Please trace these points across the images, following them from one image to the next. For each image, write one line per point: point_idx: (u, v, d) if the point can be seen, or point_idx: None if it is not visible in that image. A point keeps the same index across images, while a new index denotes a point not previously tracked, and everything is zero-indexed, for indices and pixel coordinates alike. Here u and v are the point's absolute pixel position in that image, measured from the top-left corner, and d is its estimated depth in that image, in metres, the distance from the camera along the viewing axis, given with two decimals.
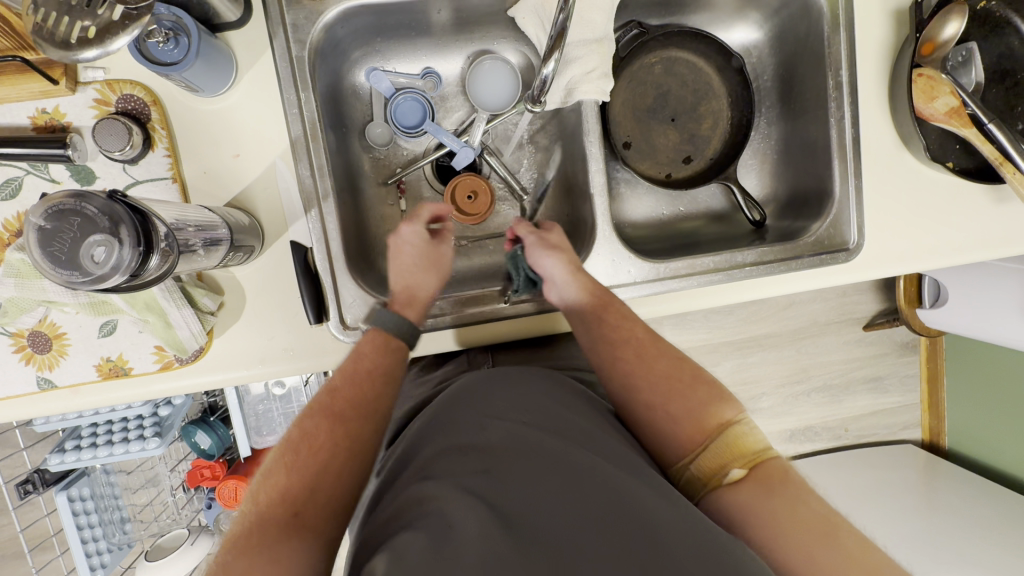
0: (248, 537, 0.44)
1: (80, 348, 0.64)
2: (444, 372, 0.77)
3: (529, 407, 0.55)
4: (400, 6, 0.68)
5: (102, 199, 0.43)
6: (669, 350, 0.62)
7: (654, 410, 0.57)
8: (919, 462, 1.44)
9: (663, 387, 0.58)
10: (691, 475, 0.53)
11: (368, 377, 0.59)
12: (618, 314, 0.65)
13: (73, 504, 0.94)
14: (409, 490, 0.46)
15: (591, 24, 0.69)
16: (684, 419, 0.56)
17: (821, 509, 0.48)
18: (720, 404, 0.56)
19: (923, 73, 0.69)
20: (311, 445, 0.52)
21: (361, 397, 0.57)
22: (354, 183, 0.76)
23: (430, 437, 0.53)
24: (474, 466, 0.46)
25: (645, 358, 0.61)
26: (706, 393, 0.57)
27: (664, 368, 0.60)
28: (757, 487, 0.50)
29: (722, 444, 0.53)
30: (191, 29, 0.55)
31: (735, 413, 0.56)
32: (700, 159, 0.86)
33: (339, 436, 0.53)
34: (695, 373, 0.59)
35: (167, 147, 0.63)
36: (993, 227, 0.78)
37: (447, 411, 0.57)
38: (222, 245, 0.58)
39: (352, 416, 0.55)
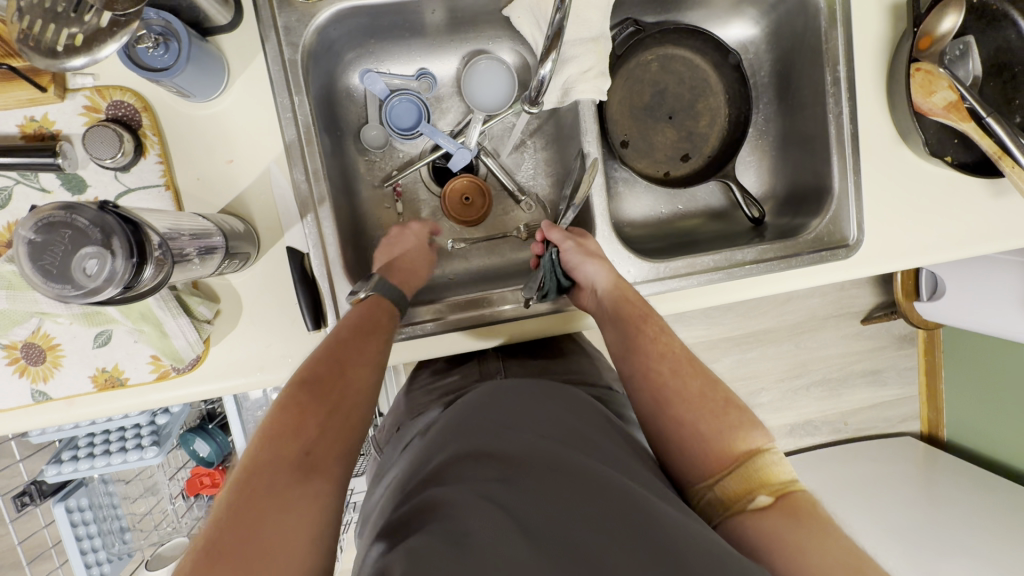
0: (262, 473, 0.46)
1: (75, 359, 0.63)
2: (450, 380, 0.75)
3: (544, 419, 0.54)
4: (394, 7, 0.67)
5: (93, 210, 0.42)
6: (702, 371, 0.61)
7: (682, 429, 0.56)
8: (919, 454, 1.45)
9: (693, 406, 0.57)
10: (714, 499, 0.52)
11: (370, 332, 0.60)
12: (656, 327, 0.65)
13: (71, 514, 0.94)
14: (422, 496, 0.46)
15: (587, 22, 0.68)
16: (711, 440, 0.54)
17: (848, 546, 0.44)
18: (750, 429, 0.54)
19: (921, 68, 0.69)
20: (319, 392, 0.53)
21: (366, 349, 0.59)
22: (350, 187, 0.75)
23: (443, 445, 0.53)
24: (489, 472, 0.46)
25: (679, 375, 0.60)
26: (737, 417, 0.56)
27: (695, 387, 0.59)
28: (783, 517, 0.47)
29: (751, 470, 0.51)
30: (181, 33, 0.54)
31: (765, 441, 0.54)
32: (698, 157, 0.86)
33: (346, 387, 0.55)
34: (728, 396, 0.58)
35: (160, 154, 0.62)
36: (992, 221, 0.78)
37: (460, 419, 0.56)
38: (216, 253, 0.57)
39: (357, 367, 0.57)
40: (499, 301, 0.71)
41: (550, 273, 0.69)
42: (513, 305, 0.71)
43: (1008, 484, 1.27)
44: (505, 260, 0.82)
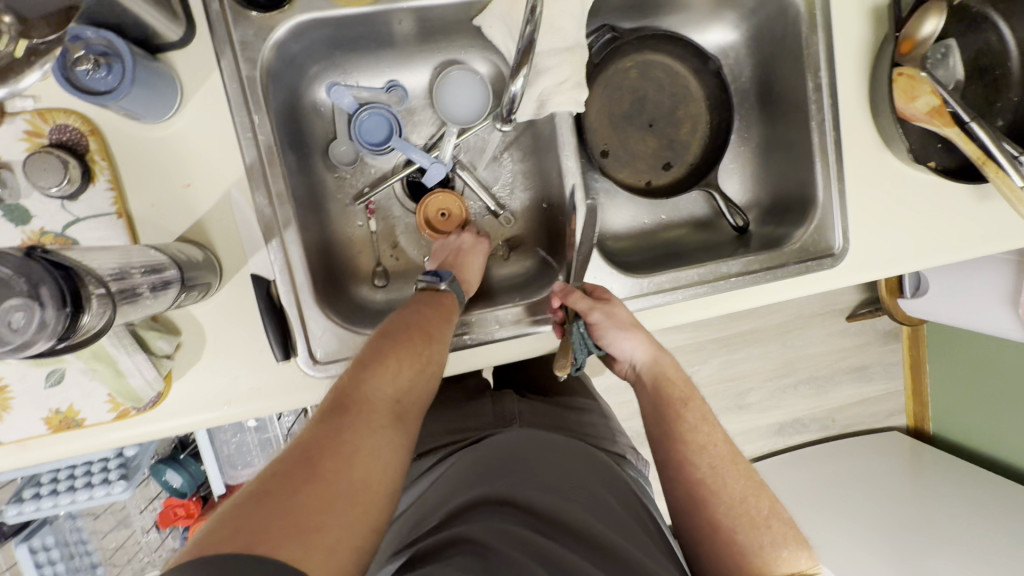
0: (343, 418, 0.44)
1: (26, 401, 0.59)
2: (450, 415, 0.72)
3: (570, 473, 0.54)
4: (358, 18, 0.63)
5: (18, 257, 0.39)
6: (747, 470, 0.56)
7: (719, 533, 0.52)
8: (906, 450, 1.45)
9: (735, 513, 0.53)
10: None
11: (442, 318, 0.59)
12: (698, 413, 0.60)
13: (35, 555, 0.89)
14: (447, 534, 0.46)
15: (561, 31, 0.66)
16: (752, 554, 0.50)
17: None
18: (795, 548, 0.51)
19: (903, 72, 0.68)
20: (404, 354, 0.52)
21: (443, 332, 0.58)
22: (318, 207, 0.72)
23: (470, 478, 0.53)
24: (526, 522, 0.47)
25: (720, 473, 0.55)
26: (780, 532, 0.52)
27: (738, 489, 0.54)
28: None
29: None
30: (125, 53, 0.50)
31: (810, 564, 0.50)
32: (680, 164, 0.84)
33: (426, 361, 0.54)
34: (772, 504, 0.54)
35: (110, 180, 0.58)
36: (976, 226, 0.77)
37: (483, 462, 0.55)
38: (172, 286, 0.53)
39: (435, 343, 0.56)
40: (482, 322, 0.68)
41: (581, 345, 0.63)
42: (494, 326, 0.68)
43: (995, 479, 1.28)
44: (486, 277, 0.79)
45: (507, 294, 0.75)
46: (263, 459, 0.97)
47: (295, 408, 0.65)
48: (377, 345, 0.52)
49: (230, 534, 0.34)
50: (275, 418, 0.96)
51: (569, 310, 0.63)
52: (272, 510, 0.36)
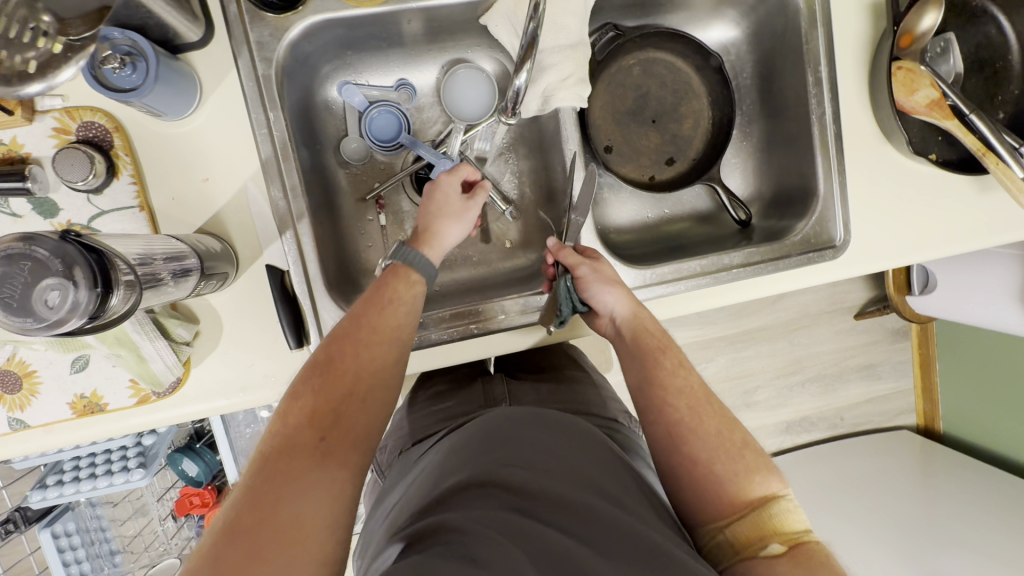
0: (274, 463, 0.43)
1: (52, 386, 0.62)
2: (445, 403, 0.74)
3: (553, 454, 0.54)
4: (369, 19, 0.66)
5: (53, 239, 0.41)
6: (720, 409, 0.57)
7: (697, 467, 0.53)
8: (915, 448, 1.45)
9: (711, 445, 0.54)
10: (725, 540, 0.51)
11: (391, 304, 0.54)
12: (675, 359, 0.61)
13: (57, 540, 0.94)
14: (432, 520, 0.46)
15: (564, 29, 0.67)
16: (728, 482, 0.52)
17: None
18: (766, 474, 0.52)
19: (902, 65, 0.69)
20: (341, 368, 0.49)
21: (389, 325, 0.53)
22: (330, 202, 0.74)
23: (454, 469, 0.53)
24: (505, 504, 0.47)
25: (698, 413, 0.56)
26: (752, 460, 0.53)
27: (713, 425, 0.55)
28: (799, 569, 0.46)
29: (764, 518, 0.50)
30: (149, 52, 0.53)
31: (781, 487, 0.52)
32: (683, 160, 0.85)
33: (369, 364, 0.50)
34: (746, 437, 0.55)
35: (133, 175, 0.61)
36: (977, 216, 0.77)
37: (466, 449, 0.55)
38: (192, 274, 0.56)
39: (381, 339, 0.52)
40: (489, 313, 0.70)
41: (567, 300, 0.66)
42: (499, 317, 0.70)
43: (1005, 475, 1.27)
44: (490, 270, 0.81)
45: (512, 286, 0.77)
46: None
47: None
48: (313, 364, 0.50)
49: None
50: None
51: (560, 264, 0.67)
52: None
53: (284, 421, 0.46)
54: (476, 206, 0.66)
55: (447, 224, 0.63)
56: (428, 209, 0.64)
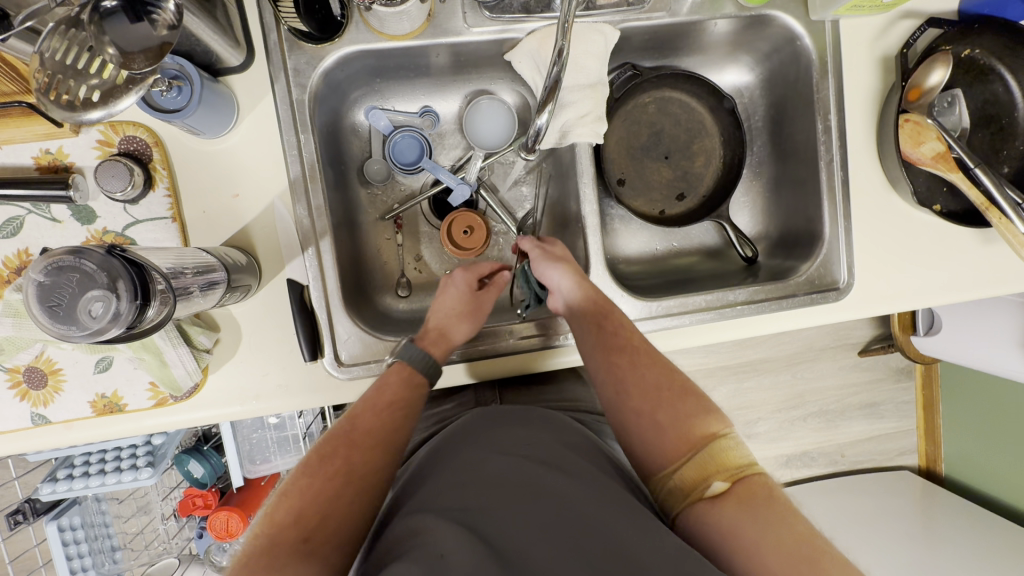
0: (261, 558, 0.47)
1: (76, 383, 0.65)
2: (444, 410, 0.78)
3: (523, 443, 0.57)
4: (399, 51, 0.69)
5: (100, 253, 0.44)
6: (660, 358, 0.64)
7: (643, 417, 0.59)
8: (916, 490, 1.44)
9: (652, 396, 0.60)
10: (674, 486, 0.55)
11: (389, 407, 0.60)
12: (616, 321, 0.65)
13: (63, 533, 0.95)
14: (406, 523, 0.48)
15: (585, 70, 0.71)
16: (672, 428, 0.57)
17: (802, 529, 0.49)
18: (706, 416, 0.58)
19: (910, 119, 0.71)
20: (332, 469, 0.54)
21: (383, 425, 0.59)
22: (352, 220, 0.77)
23: (432, 474, 0.55)
24: (465, 502, 0.49)
25: (639, 365, 0.63)
26: (693, 405, 0.59)
27: (654, 375, 0.62)
28: (739, 504, 0.51)
29: (707, 458, 0.54)
30: (194, 76, 0.56)
31: (721, 426, 0.57)
32: (694, 196, 0.88)
33: (360, 466, 0.55)
34: (685, 385, 0.61)
35: (168, 187, 0.64)
36: (980, 268, 0.79)
37: (445, 450, 0.59)
38: (219, 286, 0.59)
39: (372, 441, 0.57)
40: (498, 335, 0.71)
41: (527, 286, 0.73)
42: (509, 339, 0.71)
43: (1006, 524, 1.26)
44: None
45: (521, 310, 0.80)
46: (281, 456, 1.01)
47: (320, 406, 0.70)
48: (308, 463, 0.55)
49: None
50: (294, 417, 1.00)
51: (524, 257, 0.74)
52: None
53: (274, 519, 0.50)
54: (485, 302, 0.71)
55: (460, 325, 0.68)
56: (439, 309, 0.69)
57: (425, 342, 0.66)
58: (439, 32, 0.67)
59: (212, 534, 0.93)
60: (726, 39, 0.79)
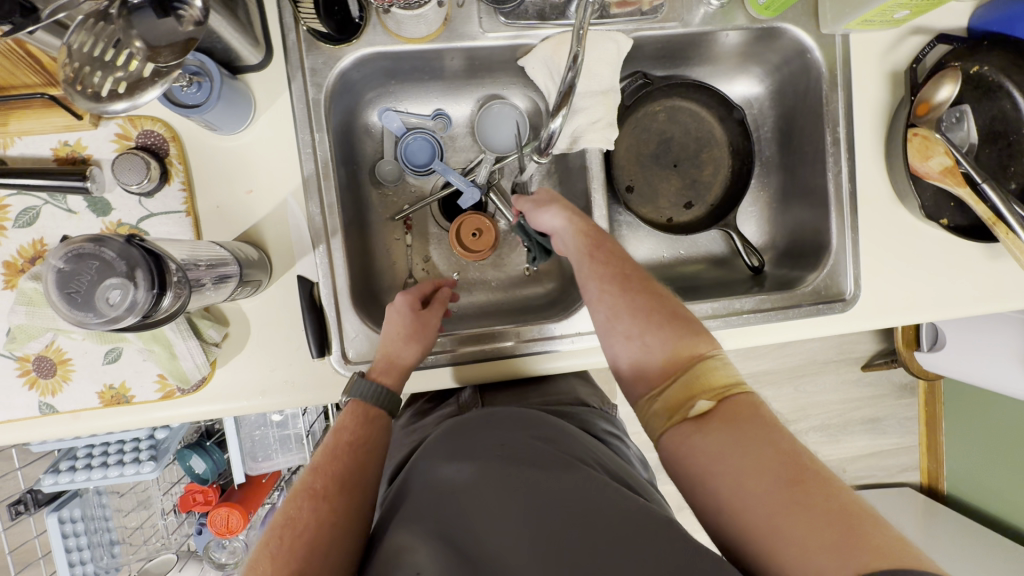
0: None
1: (85, 373, 0.65)
2: (447, 408, 0.77)
3: (506, 439, 0.57)
4: (415, 54, 0.70)
5: (120, 242, 0.45)
6: (654, 286, 0.61)
7: (632, 340, 0.57)
8: (918, 507, 1.43)
9: (641, 317, 0.57)
10: (658, 410, 0.52)
11: (349, 447, 0.58)
12: (608, 250, 0.63)
13: (63, 526, 0.96)
14: (388, 542, 0.48)
15: (597, 77, 0.72)
16: (659, 352, 0.55)
17: (790, 446, 0.45)
18: (694, 340, 0.55)
19: (918, 133, 0.71)
20: (298, 525, 0.50)
21: (344, 465, 0.56)
22: (362, 219, 0.78)
23: (415, 478, 0.55)
24: (441, 513, 0.49)
25: (629, 288, 0.60)
26: (682, 327, 0.56)
27: (644, 298, 0.59)
28: (723, 423, 0.47)
29: (692, 379, 0.51)
30: (214, 73, 0.57)
31: (709, 350, 0.54)
32: (701, 205, 0.88)
33: (327, 513, 0.51)
34: (676, 308, 0.58)
35: (184, 182, 0.65)
36: (986, 283, 0.79)
37: (426, 453, 0.58)
38: (231, 280, 0.59)
39: (336, 484, 0.54)
40: (503, 337, 0.72)
41: (529, 240, 0.76)
42: (514, 341, 0.73)
43: (1010, 544, 1.24)
44: (511, 294, 0.84)
45: (527, 313, 0.81)
46: (283, 455, 1.01)
47: (324, 404, 0.70)
48: (272, 526, 0.50)
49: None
50: (297, 416, 1.00)
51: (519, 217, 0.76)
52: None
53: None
54: (431, 320, 0.69)
55: (408, 349, 0.66)
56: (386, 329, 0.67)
57: (374, 375, 0.64)
58: (455, 36, 0.68)
59: (212, 530, 0.93)
60: (737, 50, 0.80)
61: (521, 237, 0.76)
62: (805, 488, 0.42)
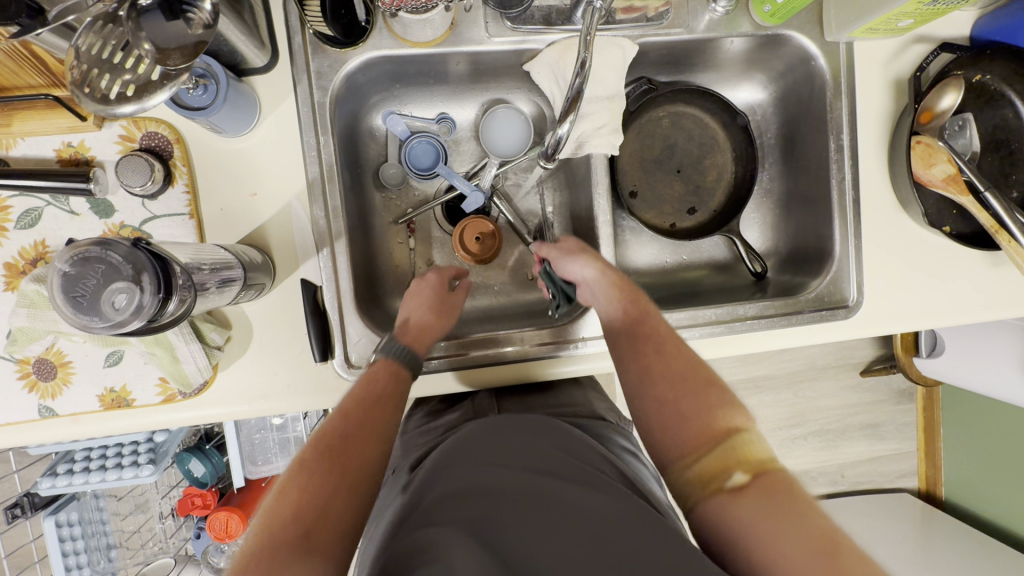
0: (255, 562, 0.43)
1: (85, 376, 0.64)
2: (458, 412, 0.77)
3: (524, 450, 0.57)
4: (420, 58, 0.70)
5: (126, 246, 0.44)
6: (689, 353, 0.63)
7: (665, 405, 0.58)
8: (916, 513, 1.43)
9: (677, 386, 0.59)
10: (692, 477, 0.53)
11: (379, 401, 0.58)
12: (644, 311, 0.66)
13: (60, 530, 0.95)
14: (411, 538, 0.46)
15: (603, 82, 0.72)
16: (695, 420, 0.56)
17: (823, 524, 0.46)
18: (729, 410, 0.56)
19: (921, 141, 0.71)
20: (320, 470, 0.50)
21: (371, 417, 0.56)
22: (365, 223, 0.78)
23: (435, 480, 0.54)
24: (470, 513, 0.48)
25: (665, 354, 0.62)
26: (717, 397, 0.57)
27: (680, 365, 0.61)
28: (759, 493, 0.48)
29: (730, 449, 0.52)
30: (220, 76, 0.57)
31: (744, 421, 0.55)
32: (704, 210, 0.89)
33: (352, 461, 0.52)
34: (710, 377, 0.60)
35: (187, 184, 0.65)
36: (988, 291, 0.79)
37: (445, 460, 0.58)
38: (235, 283, 0.59)
39: (363, 433, 0.54)
40: (506, 342, 0.72)
41: (554, 285, 0.74)
42: (517, 346, 0.72)
43: (1009, 551, 1.24)
44: (514, 300, 0.84)
45: (531, 318, 0.81)
46: (283, 458, 1.00)
47: (327, 408, 0.69)
48: (300, 460, 0.51)
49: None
50: (297, 420, 1.00)
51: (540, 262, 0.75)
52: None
53: (271, 514, 0.47)
54: (457, 303, 0.73)
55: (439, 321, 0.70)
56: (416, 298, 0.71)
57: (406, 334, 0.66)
58: (461, 41, 0.68)
59: (210, 535, 0.92)
60: (741, 57, 0.81)
61: (545, 282, 0.75)
62: (836, 560, 0.43)
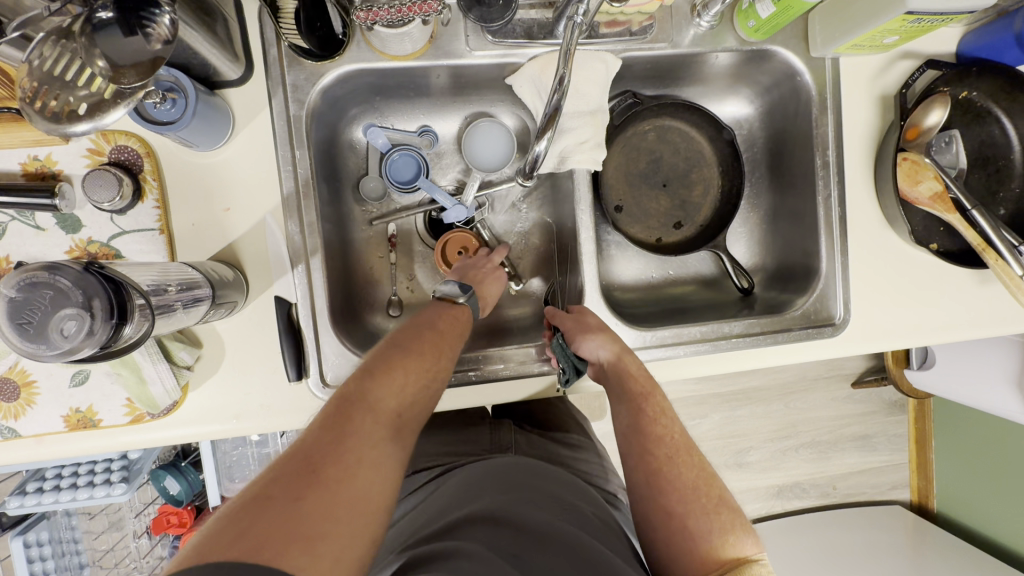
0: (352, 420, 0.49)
1: (49, 397, 0.62)
2: (459, 444, 0.76)
3: (552, 494, 0.61)
4: (400, 71, 0.68)
5: (76, 270, 0.43)
6: (700, 461, 0.63)
7: (672, 515, 0.58)
8: (907, 526, 1.42)
9: (687, 496, 0.58)
10: None
11: (455, 333, 0.64)
12: (657, 406, 0.66)
13: (29, 550, 0.95)
14: (435, 546, 0.51)
15: (585, 97, 0.71)
16: (703, 539, 0.55)
17: None
18: (740, 535, 0.56)
19: (907, 158, 0.70)
20: (409, 366, 0.56)
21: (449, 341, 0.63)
22: (344, 236, 0.76)
23: (463, 501, 0.59)
24: (499, 537, 0.53)
25: (676, 461, 0.62)
26: (728, 518, 0.57)
27: (692, 476, 0.60)
28: None
29: None
30: (189, 90, 0.55)
31: (754, 550, 0.55)
32: (691, 225, 0.87)
33: (431, 370, 0.58)
34: (722, 494, 0.59)
35: (157, 199, 0.63)
36: (975, 309, 0.79)
37: (473, 484, 0.62)
38: (203, 303, 0.57)
39: (441, 350, 0.61)
40: (489, 360, 0.71)
41: (564, 356, 0.67)
42: (500, 364, 0.71)
43: (1000, 565, 1.23)
44: (499, 315, 0.82)
45: (514, 335, 0.79)
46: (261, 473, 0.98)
47: (301, 428, 0.68)
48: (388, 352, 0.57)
49: (233, 536, 0.38)
50: (277, 436, 0.99)
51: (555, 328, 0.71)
52: (269, 514, 0.40)
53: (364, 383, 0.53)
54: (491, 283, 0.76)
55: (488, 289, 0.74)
56: (470, 268, 0.74)
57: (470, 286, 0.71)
58: (441, 54, 0.67)
59: None
60: (727, 71, 0.80)
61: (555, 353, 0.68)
62: None
